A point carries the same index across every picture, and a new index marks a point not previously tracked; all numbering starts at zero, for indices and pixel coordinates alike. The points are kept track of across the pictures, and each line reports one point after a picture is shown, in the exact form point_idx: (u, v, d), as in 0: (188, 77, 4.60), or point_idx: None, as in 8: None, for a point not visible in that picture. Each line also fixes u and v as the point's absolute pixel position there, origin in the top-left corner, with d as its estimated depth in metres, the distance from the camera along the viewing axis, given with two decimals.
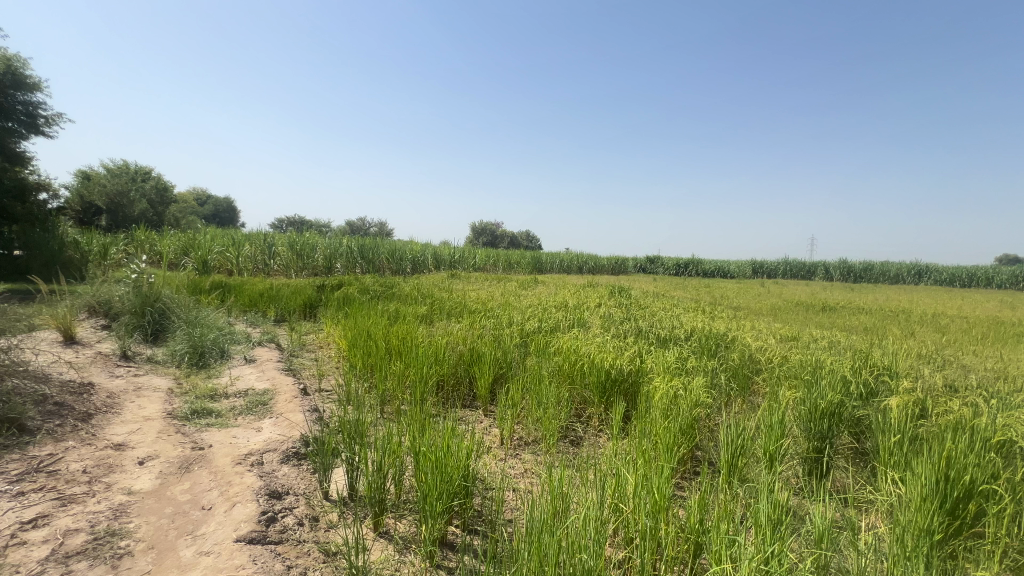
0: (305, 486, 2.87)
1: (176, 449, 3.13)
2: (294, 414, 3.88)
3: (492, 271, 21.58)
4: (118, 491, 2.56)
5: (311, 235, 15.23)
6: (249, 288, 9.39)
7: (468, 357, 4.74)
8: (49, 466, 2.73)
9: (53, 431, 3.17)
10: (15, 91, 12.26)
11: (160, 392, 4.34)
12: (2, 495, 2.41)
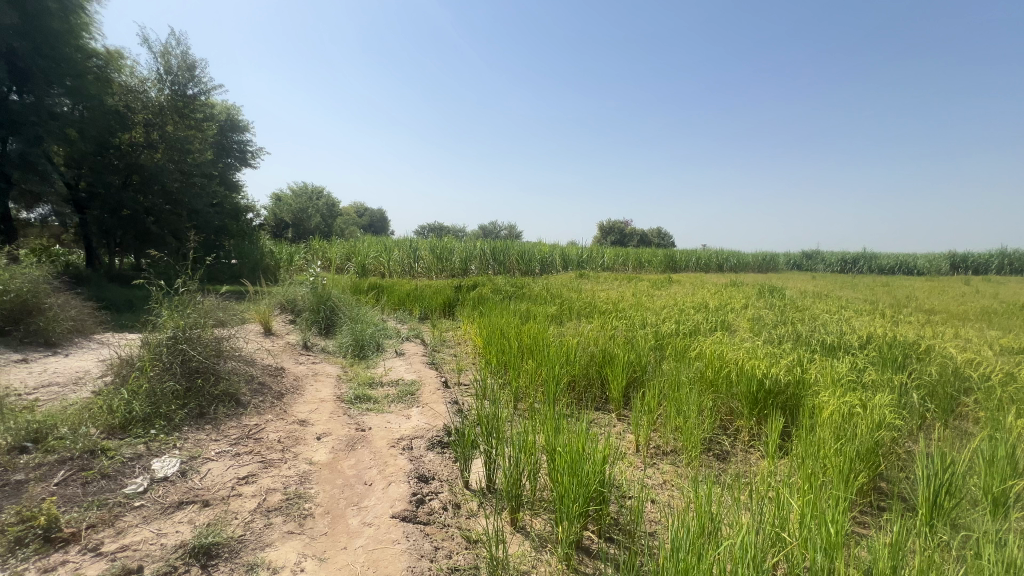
0: (448, 473, 3.07)
1: (344, 429, 3.60)
2: (437, 405, 4.21)
3: (622, 270, 20.94)
4: (303, 460, 3.03)
5: (450, 239, 16.46)
6: (399, 288, 10.51)
7: (600, 358, 4.63)
8: (255, 434, 3.35)
9: (258, 405, 3.89)
10: (233, 134, 15.59)
11: (331, 378, 5.07)
12: (226, 453, 3.03)
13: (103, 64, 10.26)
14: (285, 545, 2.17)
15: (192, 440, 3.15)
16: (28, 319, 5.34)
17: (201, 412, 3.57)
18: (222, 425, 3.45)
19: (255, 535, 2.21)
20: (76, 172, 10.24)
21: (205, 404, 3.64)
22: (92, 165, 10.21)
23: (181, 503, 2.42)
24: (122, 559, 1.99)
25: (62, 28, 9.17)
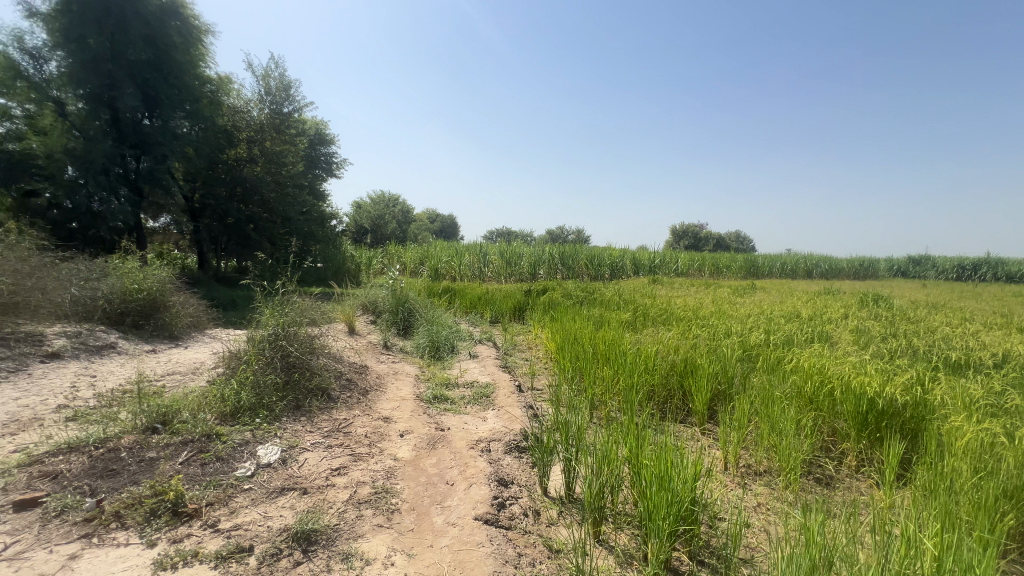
0: (526, 478, 3.05)
1: (425, 427, 3.70)
2: (513, 409, 4.22)
3: (697, 276, 19.92)
4: (388, 456, 3.15)
5: (519, 244, 16.57)
6: (471, 292, 10.72)
7: (681, 368, 4.40)
8: (345, 428, 3.54)
9: (346, 400, 4.12)
10: (321, 147, 16.82)
11: (410, 377, 5.26)
12: (320, 444, 3.22)
13: (215, 89, 11.53)
14: (375, 538, 2.25)
15: (290, 430, 3.40)
16: (156, 315, 6.07)
17: (297, 405, 3.84)
18: (315, 417, 3.69)
19: (348, 525, 2.32)
20: (191, 186, 11.73)
21: (301, 397, 3.91)
22: (205, 178, 11.64)
23: (283, 489, 2.61)
24: (236, 537, 2.17)
25: (183, 58, 10.39)
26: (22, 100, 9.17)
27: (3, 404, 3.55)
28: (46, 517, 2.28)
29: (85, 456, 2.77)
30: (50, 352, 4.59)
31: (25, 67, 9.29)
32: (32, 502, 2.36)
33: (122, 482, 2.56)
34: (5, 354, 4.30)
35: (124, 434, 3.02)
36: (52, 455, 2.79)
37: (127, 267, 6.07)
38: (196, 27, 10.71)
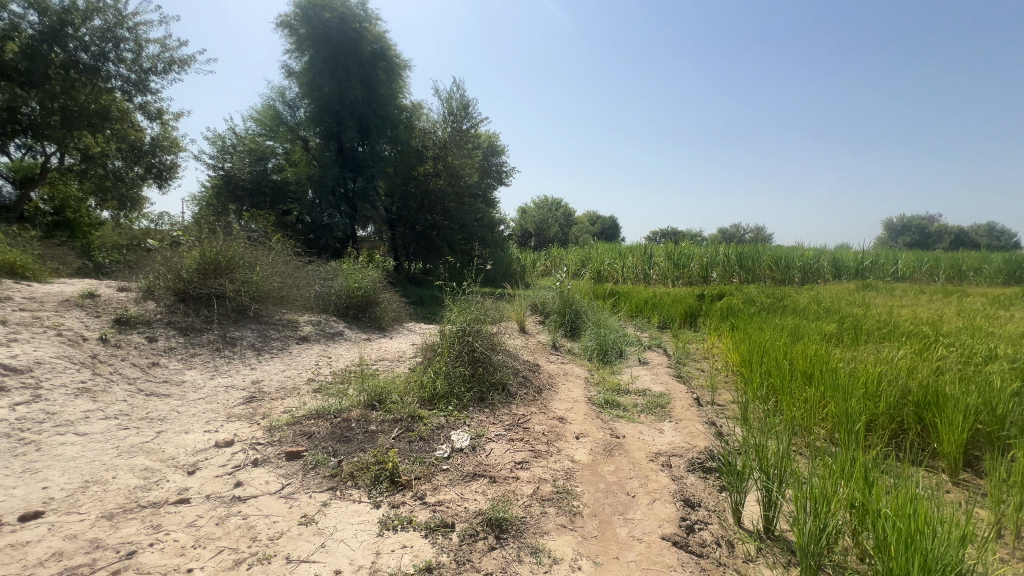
0: (715, 503, 2.78)
1: (600, 432, 3.66)
2: (693, 423, 3.91)
3: (926, 281, 15.86)
4: (566, 457, 3.19)
5: (689, 244, 15.40)
6: (636, 295, 10.34)
7: (920, 397, 3.52)
8: (523, 424, 3.72)
9: (523, 397, 4.34)
10: (494, 157, 18.13)
11: (580, 379, 5.29)
12: (503, 437, 3.44)
13: (410, 115, 13.33)
14: (561, 538, 2.29)
15: (477, 420, 3.71)
16: (370, 309, 7.31)
17: (482, 397, 4.18)
18: (497, 411, 3.96)
19: (535, 519, 2.41)
20: (391, 200, 13.62)
21: (484, 390, 4.25)
22: (401, 194, 13.47)
23: (475, 475, 2.84)
24: (440, 512, 2.44)
25: (387, 92, 12.26)
26: (282, 141, 11.87)
27: (276, 374, 4.65)
28: (306, 468, 2.88)
29: (328, 421, 3.43)
30: (303, 335, 5.86)
31: (285, 115, 11.98)
32: (296, 454, 3.01)
33: (354, 447, 3.10)
34: (277, 335, 5.64)
35: (353, 407, 3.66)
36: (308, 418, 3.53)
37: (351, 269, 7.41)
38: (398, 63, 12.52)
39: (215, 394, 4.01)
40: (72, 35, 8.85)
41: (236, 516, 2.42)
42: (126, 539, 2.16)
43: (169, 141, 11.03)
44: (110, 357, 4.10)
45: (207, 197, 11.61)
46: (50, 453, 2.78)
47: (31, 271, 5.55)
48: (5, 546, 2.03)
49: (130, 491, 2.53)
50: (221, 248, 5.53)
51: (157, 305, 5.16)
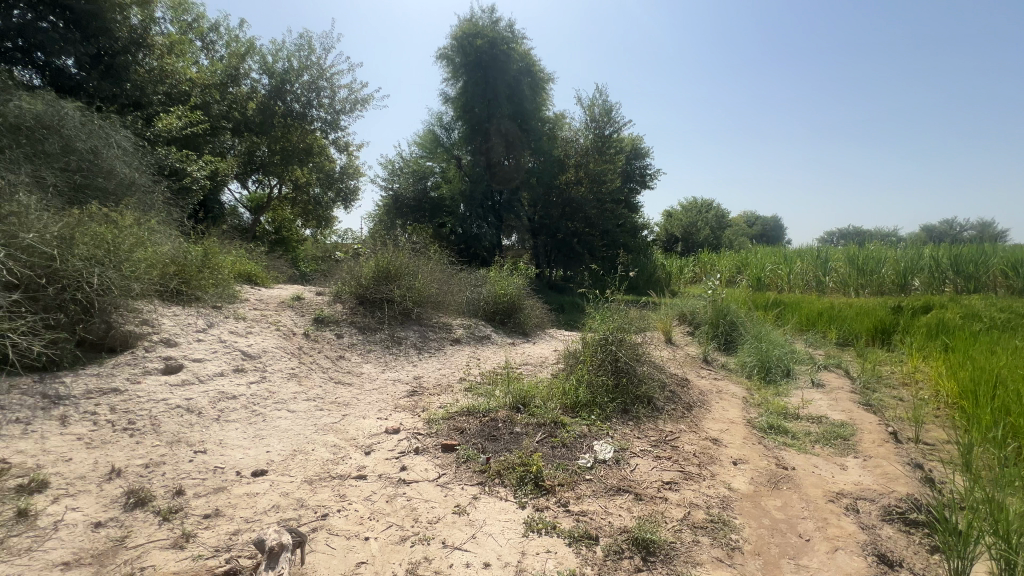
0: (922, 566, 2.27)
1: (762, 461, 3.24)
2: (888, 463, 3.23)
3: None
4: (721, 483, 2.90)
5: (879, 248, 12.77)
6: (807, 305, 8.95)
7: None
8: (671, 441, 3.50)
9: (671, 413, 4.09)
10: (638, 161, 17.54)
11: (737, 399, 4.76)
12: (648, 453, 3.28)
13: (553, 127, 13.66)
14: (716, 572, 2.11)
15: (621, 432, 3.60)
16: (515, 315, 7.66)
17: (626, 409, 4.05)
18: (642, 425, 3.79)
19: (686, 546, 2.25)
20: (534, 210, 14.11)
21: (629, 402, 4.10)
22: (543, 203, 13.85)
23: (619, 489, 2.75)
24: (583, 522, 2.42)
25: (532, 106, 12.77)
26: (439, 161, 13.12)
27: (433, 372, 5.14)
28: (459, 460, 3.12)
29: (477, 419, 3.67)
30: (456, 337, 6.38)
31: (442, 137, 13.29)
32: (450, 447, 3.27)
33: (500, 447, 3.26)
34: (434, 336, 6.26)
35: (500, 408, 3.84)
36: (460, 414, 3.83)
37: (498, 276, 7.85)
38: (541, 77, 12.96)
39: (385, 386, 4.60)
40: (290, 90, 11.03)
41: (402, 496, 2.73)
42: (321, 503, 2.58)
43: (353, 169, 13.06)
44: (311, 349, 4.99)
45: (380, 215, 13.43)
46: (272, 423, 3.49)
47: (261, 279, 7.07)
48: (243, 493, 2.59)
49: (324, 462, 3.03)
50: (391, 258, 6.33)
51: (343, 307, 6.13)
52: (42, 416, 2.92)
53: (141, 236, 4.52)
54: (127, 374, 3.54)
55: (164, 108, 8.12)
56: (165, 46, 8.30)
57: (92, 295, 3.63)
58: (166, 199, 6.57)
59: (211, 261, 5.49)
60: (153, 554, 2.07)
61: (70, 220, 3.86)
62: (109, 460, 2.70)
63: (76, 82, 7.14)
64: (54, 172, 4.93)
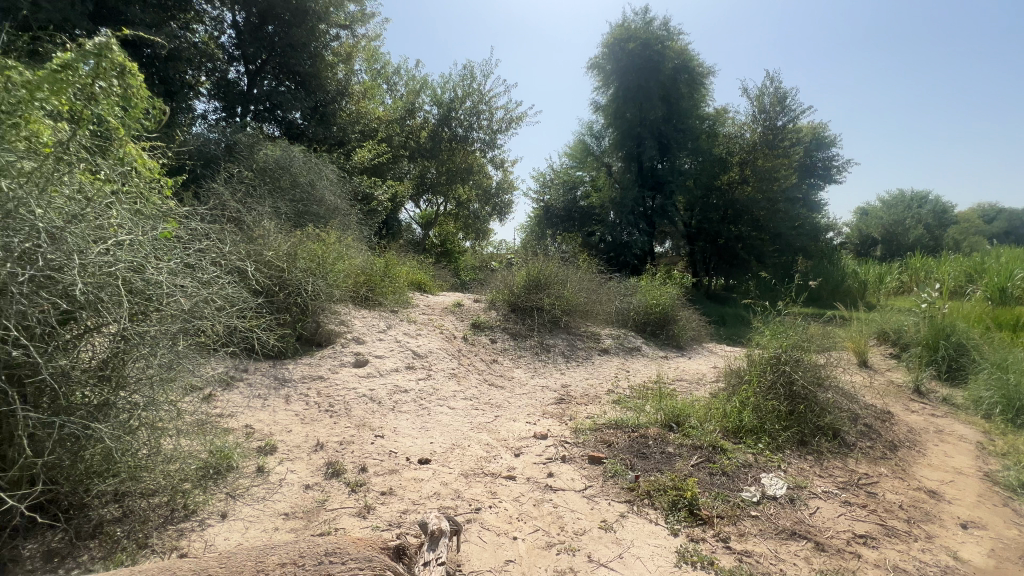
0: None
1: (1009, 529, 2.60)
2: None
3: None
4: (941, 549, 2.39)
5: None
6: None
7: None
8: (867, 486, 2.95)
9: (866, 452, 3.42)
10: (820, 152, 15.11)
11: (968, 444, 3.73)
12: (834, 496, 2.82)
13: (713, 123, 12.59)
14: None
15: (796, 467, 3.13)
16: (668, 326, 7.30)
17: (803, 441, 3.50)
18: (825, 463, 3.25)
19: None
20: (691, 214, 13.20)
21: (807, 433, 3.53)
22: (701, 206, 12.85)
23: (794, 534, 2.43)
24: (749, 564, 2.20)
25: (688, 104, 12.02)
26: (589, 169, 13.11)
27: (581, 381, 5.12)
28: (606, 474, 3.05)
29: (626, 434, 3.55)
30: (604, 348, 6.29)
31: (592, 146, 13.31)
32: (597, 459, 3.21)
33: (651, 466, 3.09)
34: (582, 345, 6.26)
35: (650, 425, 3.64)
36: (608, 427, 3.74)
37: (650, 286, 7.55)
38: (699, 72, 12.12)
39: (534, 391, 4.74)
40: (455, 117, 12.21)
41: (548, 502, 2.77)
42: (475, 496, 2.77)
43: (508, 183, 13.90)
44: (469, 351, 5.42)
45: (532, 226, 13.97)
46: (435, 417, 3.88)
47: (428, 286, 7.95)
48: (411, 477, 2.93)
49: (478, 458, 3.25)
50: (541, 267, 6.54)
51: (497, 314, 6.51)
52: (274, 394, 3.72)
53: (342, 251, 5.47)
54: (328, 365, 4.31)
55: (359, 144, 9.74)
56: (361, 92, 9.95)
57: (306, 300, 4.56)
58: (359, 219, 7.84)
59: (390, 272, 6.38)
60: (344, 519, 2.46)
61: (295, 239, 4.87)
62: (316, 435, 3.31)
63: (300, 130, 8.98)
64: (285, 202, 6.26)
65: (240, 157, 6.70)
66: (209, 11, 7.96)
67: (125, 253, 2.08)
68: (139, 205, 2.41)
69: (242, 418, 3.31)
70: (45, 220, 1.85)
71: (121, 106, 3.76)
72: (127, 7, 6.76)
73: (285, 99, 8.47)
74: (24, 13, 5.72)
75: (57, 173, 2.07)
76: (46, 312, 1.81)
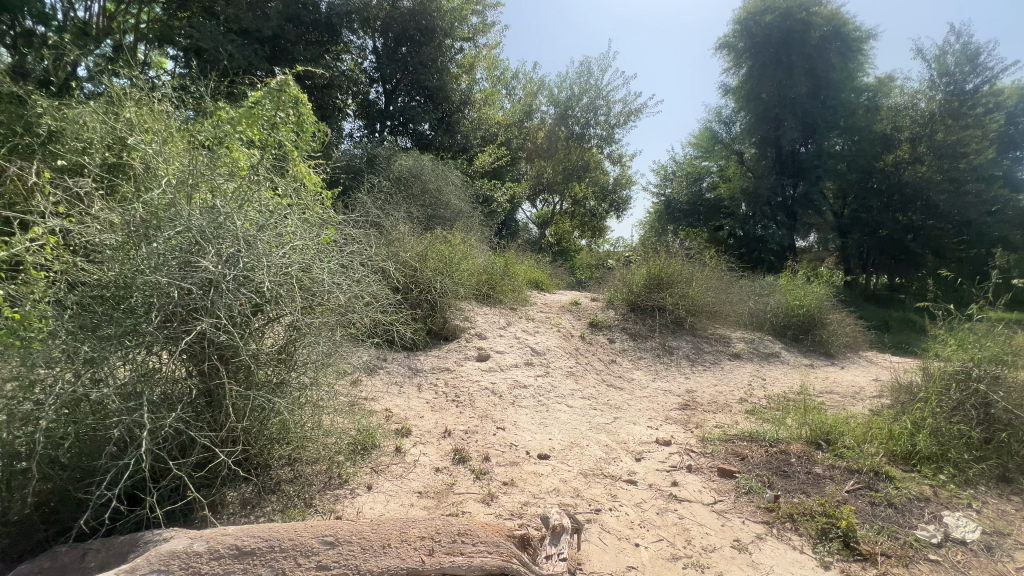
0: None
1: None
2: None
3: None
4: None
5: None
6: None
7: None
8: None
9: None
10: None
11: None
12: None
13: (874, 95, 10.77)
14: None
15: (994, 508, 2.57)
16: (814, 331, 6.52)
17: (1005, 476, 2.85)
18: None
19: None
20: (843, 203, 11.46)
21: (1012, 467, 2.86)
22: (857, 192, 11.09)
23: None
24: None
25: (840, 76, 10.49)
26: (717, 158, 12.11)
27: (708, 388, 4.77)
28: (739, 490, 2.80)
29: (762, 448, 3.22)
30: (735, 352, 5.80)
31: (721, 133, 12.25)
32: (729, 473, 2.97)
33: (794, 486, 2.77)
34: (709, 349, 5.82)
35: (793, 440, 3.26)
36: (741, 439, 3.43)
37: (791, 286, 6.78)
38: (855, 38, 10.50)
39: (656, 395, 4.54)
40: (572, 115, 12.32)
41: (673, 512, 2.64)
42: (594, 497, 2.75)
43: (626, 178, 13.49)
44: (587, 350, 5.39)
45: (651, 222, 13.36)
46: (553, 414, 3.92)
47: (545, 285, 8.08)
48: (531, 471, 3.00)
49: (598, 459, 3.21)
50: (663, 265, 6.24)
51: (616, 313, 6.36)
52: (408, 382, 4.10)
53: (467, 251, 5.81)
54: (454, 358, 4.61)
55: (481, 149, 10.29)
56: (482, 100, 10.45)
57: (436, 297, 4.95)
58: (480, 221, 8.25)
59: (510, 270, 6.62)
60: (470, 503, 2.62)
61: (426, 241, 5.29)
62: (444, 422, 3.56)
63: (429, 140, 9.72)
64: (417, 207, 6.84)
65: (380, 168, 7.48)
66: (355, 41, 8.87)
67: (298, 256, 2.46)
68: (308, 215, 2.82)
69: (382, 401, 3.71)
70: (243, 230, 2.27)
71: (295, 131, 4.46)
72: (294, 46, 7.98)
73: (416, 113, 9.25)
74: (224, 62, 7.06)
75: (250, 192, 2.52)
76: (244, 305, 2.20)
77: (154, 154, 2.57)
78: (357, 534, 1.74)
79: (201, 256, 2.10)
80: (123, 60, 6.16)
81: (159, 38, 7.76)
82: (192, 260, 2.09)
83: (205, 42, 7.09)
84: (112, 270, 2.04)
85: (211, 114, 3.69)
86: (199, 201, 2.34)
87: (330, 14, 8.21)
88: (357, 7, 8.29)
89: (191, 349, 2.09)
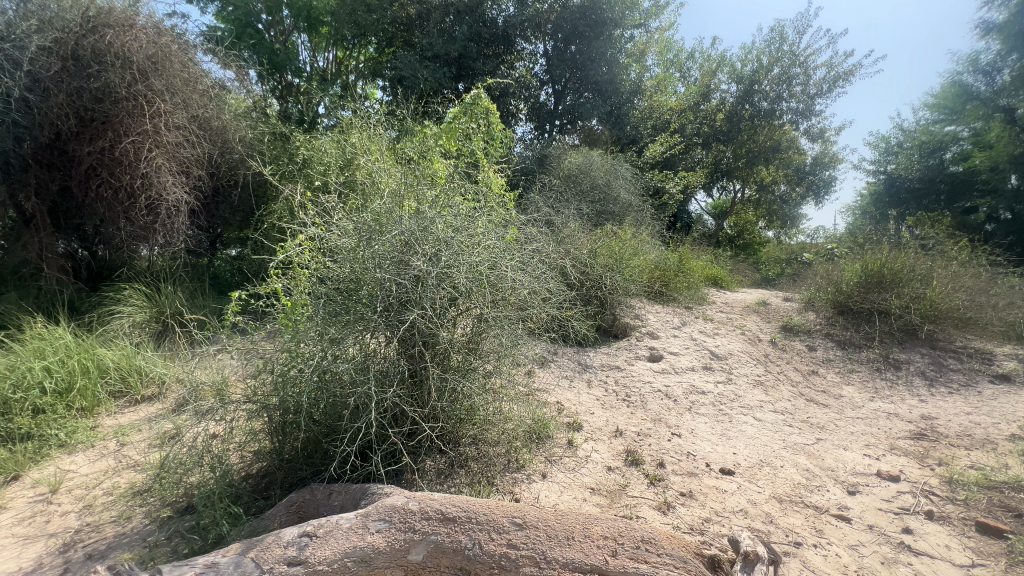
0: None
1: None
2: None
3: None
4: None
5: None
6: None
7: None
8: None
9: None
10: None
11: None
12: None
13: None
14: None
15: None
16: None
17: None
18: None
19: None
20: None
21: None
22: None
23: None
24: None
25: None
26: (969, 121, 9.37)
27: (956, 415, 3.73)
28: (1013, 557, 2.17)
29: None
30: (1000, 373, 4.44)
31: (976, 87, 9.20)
32: (995, 530, 2.32)
33: None
34: (957, 367, 4.56)
35: None
36: (1014, 491, 2.62)
37: None
38: None
39: (876, 418, 3.72)
40: (759, 89, 10.63)
41: (906, 566, 2.16)
42: (794, 528, 2.38)
43: (829, 156, 11.40)
44: (778, 358, 4.71)
45: (866, 206, 11.01)
46: (738, 427, 3.53)
47: (724, 282, 7.36)
48: (712, 485, 2.76)
49: (796, 484, 2.78)
50: (887, 260, 5.08)
51: (817, 316, 5.41)
52: (578, 377, 4.15)
53: (639, 247, 5.61)
54: (625, 356, 4.51)
55: (652, 140, 9.91)
56: (654, 87, 10.00)
57: (606, 294, 4.94)
58: (651, 214, 7.89)
59: (685, 266, 6.20)
60: (644, 509, 2.53)
61: (597, 237, 5.28)
62: (615, 421, 3.51)
63: (597, 135, 9.67)
64: (586, 203, 6.87)
65: (550, 167, 7.72)
66: (527, 48, 9.30)
67: (486, 254, 2.69)
68: (494, 216, 3.05)
69: (554, 394, 3.82)
70: (444, 233, 2.57)
71: (484, 140, 4.87)
72: (476, 62, 8.74)
73: (586, 110, 9.27)
74: (420, 86, 8.15)
75: (448, 199, 2.85)
76: (442, 298, 2.50)
77: (377, 170, 3.08)
78: (543, 521, 1.83)
79: (412, 256, 2.45)
80: (349, 96, 7.54)
81: (372, 72, 9.30)
82: (405, 259, 2.45)
83: (405, 70, 8.24)
84: (347, 268, 2.50)
85: (418, 132, 4.28)
86: (409, 208, 2.73)
87: (506, 26, 8.75)
88: (530, 15, 8.66)
89: (404, 335, 2.45)
